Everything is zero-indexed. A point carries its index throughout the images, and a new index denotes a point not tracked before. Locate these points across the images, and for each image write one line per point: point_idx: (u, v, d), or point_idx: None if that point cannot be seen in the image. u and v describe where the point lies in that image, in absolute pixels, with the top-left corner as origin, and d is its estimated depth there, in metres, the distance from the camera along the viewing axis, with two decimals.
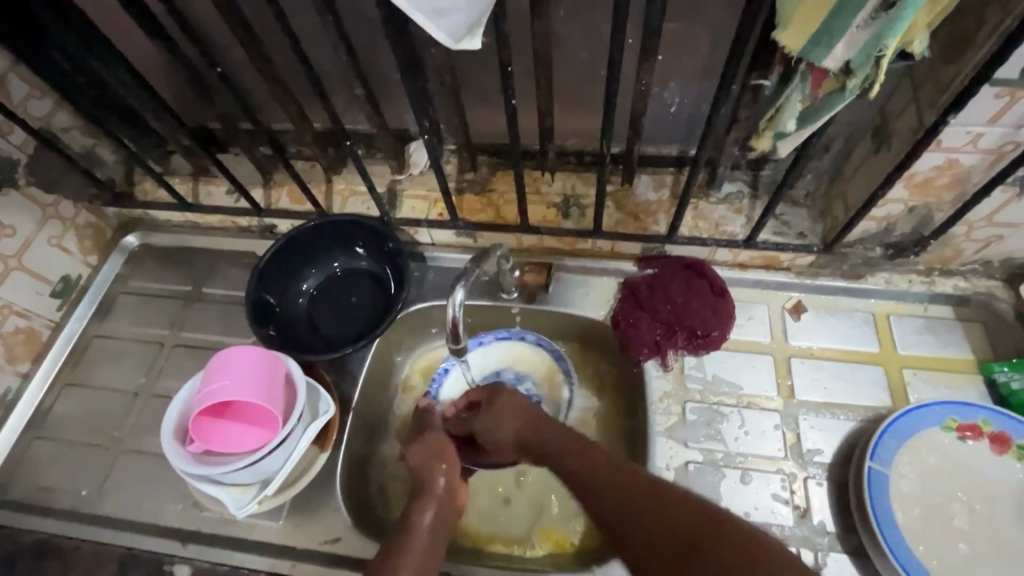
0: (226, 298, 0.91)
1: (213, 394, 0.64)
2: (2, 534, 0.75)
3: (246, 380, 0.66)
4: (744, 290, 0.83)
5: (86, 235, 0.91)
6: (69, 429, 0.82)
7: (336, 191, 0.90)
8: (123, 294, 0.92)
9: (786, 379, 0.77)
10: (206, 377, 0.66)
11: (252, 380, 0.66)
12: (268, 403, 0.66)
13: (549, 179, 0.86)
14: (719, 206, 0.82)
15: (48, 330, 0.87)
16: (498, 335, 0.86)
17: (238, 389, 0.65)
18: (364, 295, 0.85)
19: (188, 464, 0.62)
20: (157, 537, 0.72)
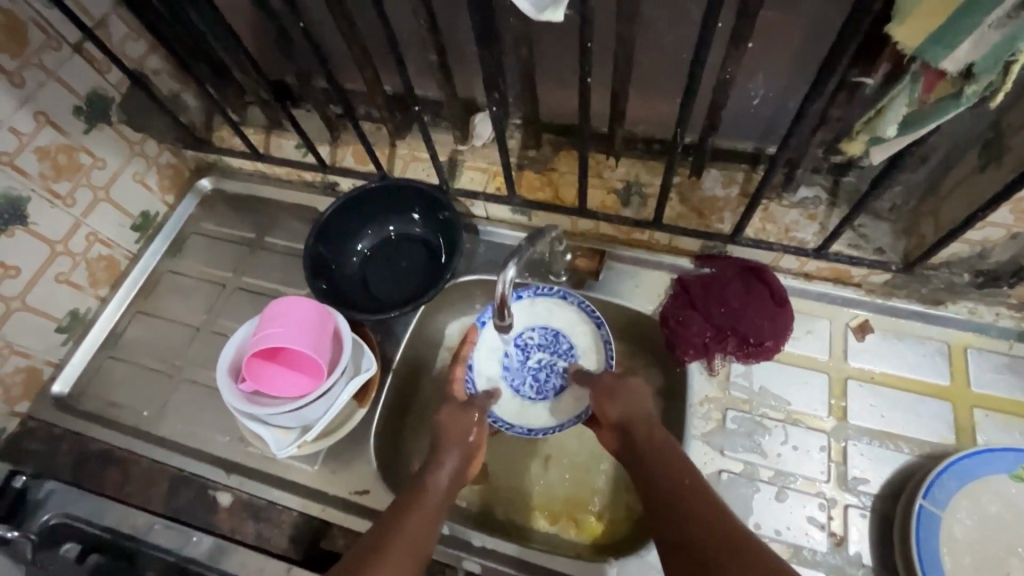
0: (287, 249, 0.95)
1: (265, 340, 0.67)
2: (73, 439, 0.82)
3: (297, 330, 0.68)
4: (806, 301, 0.79)
5: (167, 174, 0.97)
6: (137, 353, 0.89)
7: (398, 155, 0.91)
8: (194, 235, 0.98)
9: (839, 400, 0.73)
10: (259, 323, 0.69)
11: (303, 331, 0.69)
12: (315, 354, 0.68)
13: (613, 163, 0.83)
14: (791, 210, 0.77)
15: (126, 261, 0.93)
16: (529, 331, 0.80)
17: (288, 338, 0.68)
18: (415, 261, 0.87)
19: (239, 402, 0.66)
20: (204, 463, 0.77)
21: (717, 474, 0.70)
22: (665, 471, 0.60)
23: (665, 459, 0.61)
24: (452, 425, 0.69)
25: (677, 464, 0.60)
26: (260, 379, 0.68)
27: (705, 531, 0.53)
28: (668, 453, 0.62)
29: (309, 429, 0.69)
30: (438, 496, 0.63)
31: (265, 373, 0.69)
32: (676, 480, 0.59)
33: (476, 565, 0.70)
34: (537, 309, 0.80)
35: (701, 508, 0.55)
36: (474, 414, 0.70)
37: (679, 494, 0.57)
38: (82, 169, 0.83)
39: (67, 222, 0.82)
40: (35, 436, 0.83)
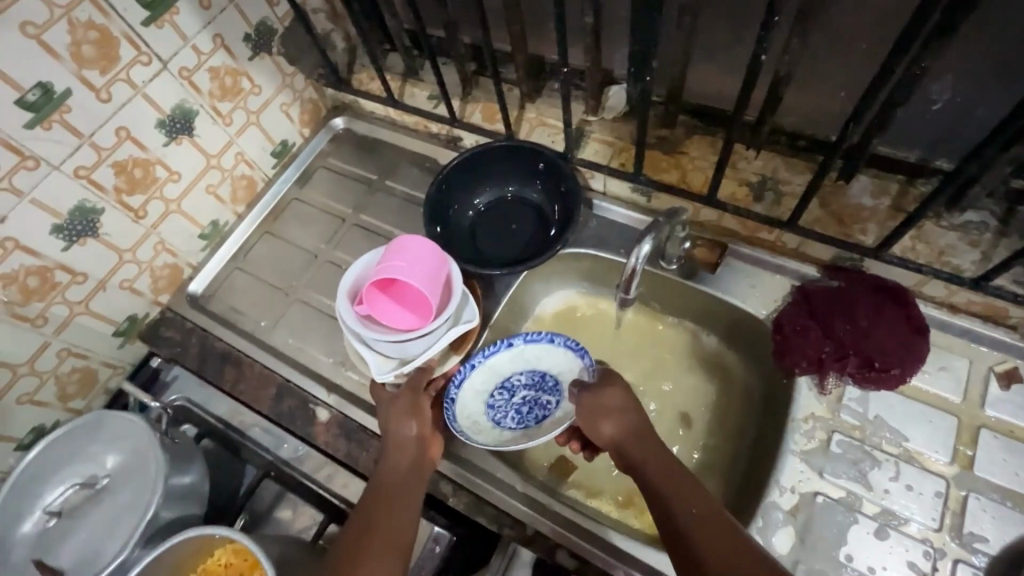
0: (404, 195, 0.99)
1: (389, 271, 0.69)
2: (199, 334, 0.90)
3: (418, 268, 0.70)
4: (946, 334, 0.72)
5: (307, 108, 1.04)
6: (261, 269, 0.96)
7: (525, 118, 0.91)
8: (322, 169, 1.05)
9: (965, 448, 0.66)
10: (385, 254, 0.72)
11: (423, 270, 0.71)
12: (429, 294, 0.70)
13: (750, 155, 0.79)
14: (949, 233, 0.70)
15: (262, 183, 1.01)
16: (510, 368, 0.80)
17: (409, 274, 0.69)
18: (527, 224, 0.88)
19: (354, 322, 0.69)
20: (306, 378, 0.83)
21: (811, 495, 0.66)
22: (663, 481, 0.62)
23: (683, 485, 0.61)
24: (400, 441, 0.69)
25: (672, 471, 0.62)
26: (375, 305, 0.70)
27: (713, 544, 0.56)
28: (664, 460, 0.63)
29: (409, 361, 0.71)
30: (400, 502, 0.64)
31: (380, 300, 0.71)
32: (676, 491, 0.60)
33: (545, 528, 0.69)
34: (502, 359, 0.80)
35: (728, 541, 0.56)
36: (420, 408, 0.71)
37: (679, 509, 0.59)
38: (242, 92, 0.89)
39: (223, 139, 0.90)
40: (170, 326, 0.91)
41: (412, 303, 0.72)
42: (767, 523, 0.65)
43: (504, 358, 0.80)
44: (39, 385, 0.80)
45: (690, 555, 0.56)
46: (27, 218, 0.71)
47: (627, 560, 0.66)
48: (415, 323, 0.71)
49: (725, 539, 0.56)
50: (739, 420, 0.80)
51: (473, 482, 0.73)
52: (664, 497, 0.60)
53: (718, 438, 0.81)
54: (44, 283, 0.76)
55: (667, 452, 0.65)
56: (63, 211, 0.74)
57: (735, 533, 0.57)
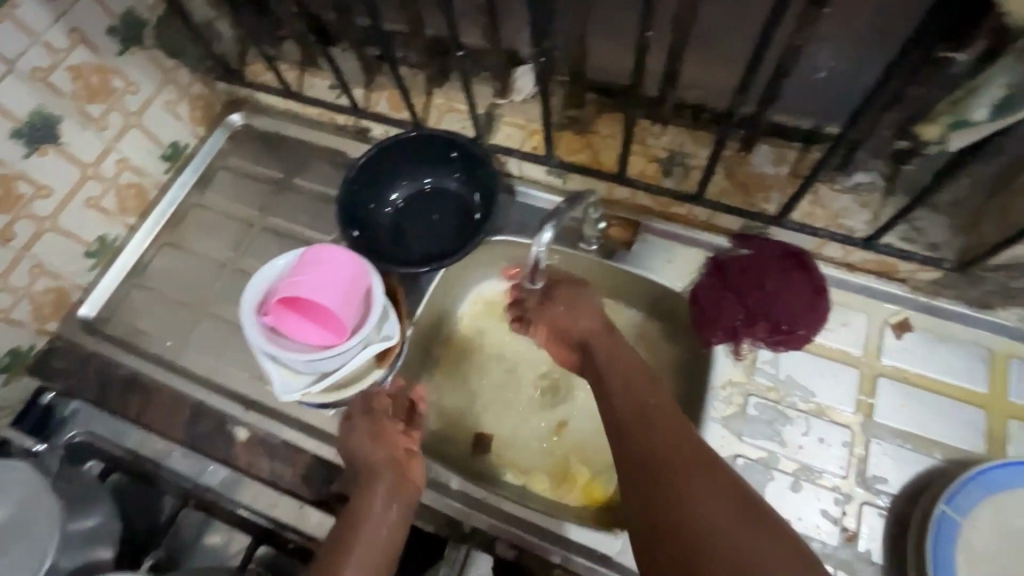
0: (316, 192, 0.94)
1: (297, 289, 0.65)
2: (97, 362, 0.83)
3: (332, 286, 0.66)
4: (846, 292, 0.76)
5: (197, 105, 0.96)
6: (162, 284, 0.89)
7: (434, 104, 0.88)
8: (224, 171, 0.98)
9: (866, 397, 0.71)
10: (295, 268, 0.67)
11: (338, 286, 0.67)
12: (340, 311, 0.66)
13: (658, 131, 0.79)
14: (843, 196, 0.73)
15: (155, 191, 0.93)
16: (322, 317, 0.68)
17: (318, 291, 0.65)
18: (447, 215, 0.85)
19: (260, 340, 0.65)
20: (220, 397, 0.78)
21: (732, 459, 0.69)
22: (630, 438, 0.61)
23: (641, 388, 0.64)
24: (379, 445, 0.69)
25: (642, 425, 0.60)
26: (282, 322, 0.66)
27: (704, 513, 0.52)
28: (637, 415, 0.62)
29: (321, 379, 0.68)
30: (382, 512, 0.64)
31: (291, 316, 0.66)
32: (651, 451, 0.58)
33: (484, 523, 0.69)
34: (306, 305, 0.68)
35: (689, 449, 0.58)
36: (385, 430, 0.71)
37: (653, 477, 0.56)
38: (115, 93, 0.81)
39: (97, 146, 0.81)
40: (63, 356, 0.83)
41: (321, 320, 0.67)
42: None
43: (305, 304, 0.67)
44: None
45: (679, 520, 0.52)
46: None
47: (565, 543, 0.67)
48: (328, 340, 0.67)
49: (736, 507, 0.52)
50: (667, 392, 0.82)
51: None
52: (635, 458, 0.59)
53: None
54: None
55: (651, 405, 0.62)
56: None
57: (745, 502, 0.53)
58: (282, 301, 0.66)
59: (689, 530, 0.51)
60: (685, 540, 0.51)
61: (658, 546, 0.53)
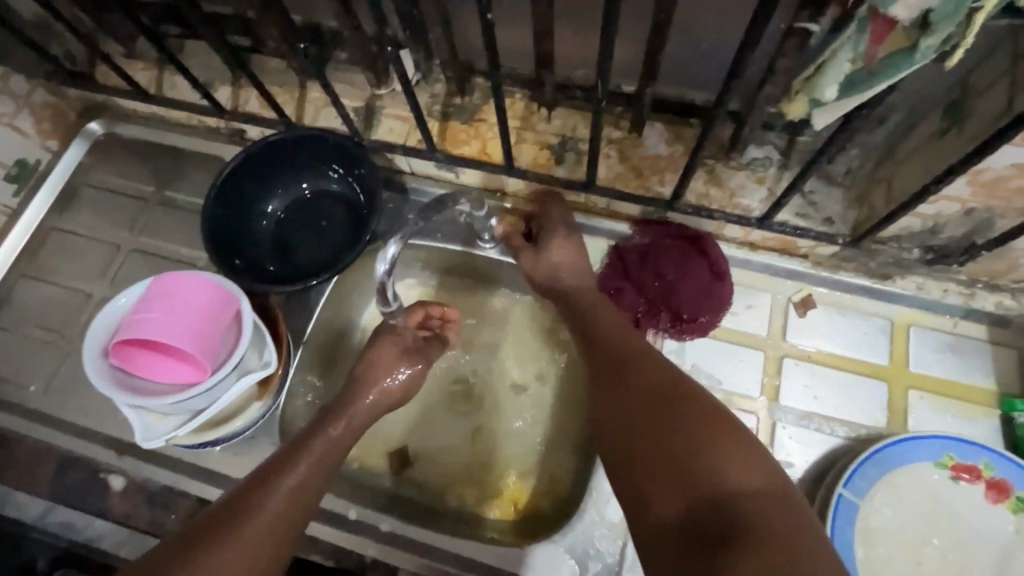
0: (191, 204, 0.85)
1: (142, 328, 0.58)
2: None
3: (185, 319, 0.59)
4: (749, 272, 0.73)
5: (44, 115, 0.85)
6: (21, 321, 0.80)
7: (309, 99, 0.80)
8: (87, 187, 0.88)
9: (772, 379, 0.69)
10: (141, 304, 0.60)
11: (192, 318, 0.60)
12: (198, 344, 0.59)
13: (547, 114, 0.74)
14: (739, 172, 0.69)
15: (4, 217, 0.83)
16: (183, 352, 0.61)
17: (169, 325, 0.58)
18: (333, 220, 0.78)
19: (111, 389, 0.58)
20: (92, 443, 0.71)
21: None
22: (612, 378, 0.55)
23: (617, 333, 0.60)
24: (297, 460, 0.58)
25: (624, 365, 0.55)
26: (134, 365, 0.59)
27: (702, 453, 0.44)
28: (638, 355, 0.56)
29: (190, 419, 0.61)
30: (267, 533, 0.52)
31: (143, 358, 0.59)
32: (649, 383, 0.52)
33: (386, 552, 0.65)
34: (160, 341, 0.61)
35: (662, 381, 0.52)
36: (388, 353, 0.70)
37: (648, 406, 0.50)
38: None
39: None
40: None
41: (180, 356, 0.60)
42: (598, 495, 0.66)
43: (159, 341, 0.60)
44: None
45: (676, 451, 0.45)
46: None
47: (471, 565, 0.64)
48: (191, 378, 0.60)
49: (734, 443, 0.45)
50: (581, 388, 0.79)
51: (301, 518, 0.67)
52: (633, 388, 0.52)
53: (564, 410, 0.79)
54: None
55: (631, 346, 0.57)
56: None
57: (748, 443, 0.45)
58: (130, 343, 0.59)
59: (676, 458, 0.45)
60: (679, 474, 0.44)
61: (644, 477, 0.46)
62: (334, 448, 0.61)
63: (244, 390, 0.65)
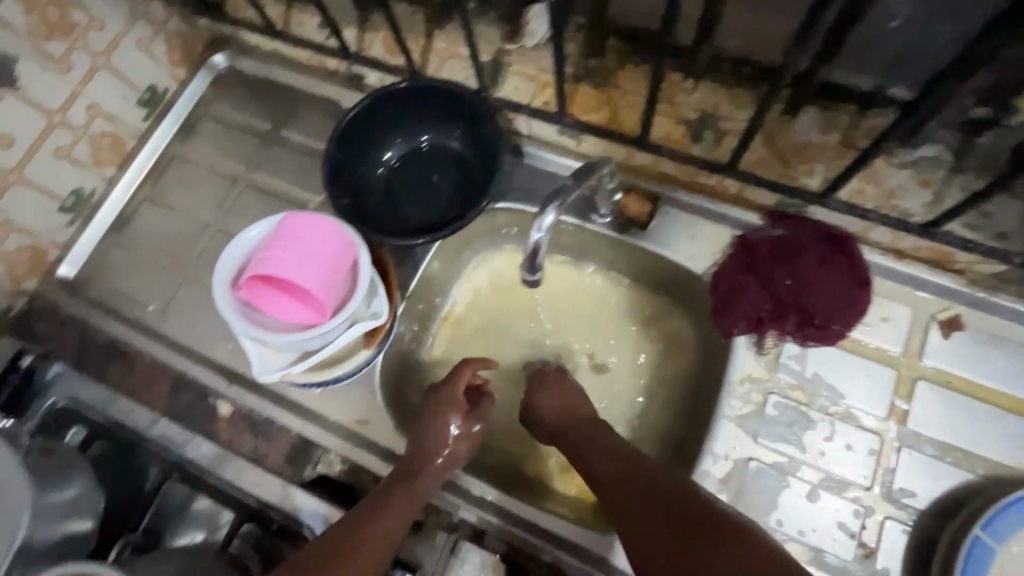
0: (305, 146, 0.86)
1: (273, 267, 0.58)
2: (76, 324, 0.78)
3: (312, 261, 0.59)
4: (889, 283, 0.67)
5: (176, 44, 0.87)
6: (142, 243, 0.83)
7: (434, 49, 0.77)
8: (205, 119, 0.90)
9: (902, 401, 0.63)
10: (270, 242, 0.60)
11: (318, 261, 0.60)
12: (321, 288, 0.60)
13: (689, 87, 0.69)
14: (900, 171, 0.63)
15: (133, 141, 0.86)
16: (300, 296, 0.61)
17: (298, 266, 0.59)
18: (446, 177, 0.77)
19: (236, 321, 0.59)
20: (204, 367, 0.74)
21: (744, 462, 0.63)
22: (617, 518, 0.57)
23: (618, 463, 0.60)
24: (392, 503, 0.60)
25: (621, 503, 0.57)
26: (260, 302, 0.60)
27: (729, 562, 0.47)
28: (652, 488, 0.56)
29: (304, 359, 0.63)
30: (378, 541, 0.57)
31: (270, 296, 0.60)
32: (664, 518, 0.53)
33: (474, 514, 0.66)
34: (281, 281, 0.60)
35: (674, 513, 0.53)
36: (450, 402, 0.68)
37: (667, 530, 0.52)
38: (76, 29, 0.73)
39: (63, 89, 0.74)
40: (43, 317, 0.79)
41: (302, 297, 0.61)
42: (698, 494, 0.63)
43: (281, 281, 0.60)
44: None
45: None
46: None
47: (559, 540, 0.63)
48: (312, 320, 0.60)
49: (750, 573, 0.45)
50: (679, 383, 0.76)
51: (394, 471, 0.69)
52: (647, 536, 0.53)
53: (655, 402, 0.76)
54: None
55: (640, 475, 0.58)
56: None
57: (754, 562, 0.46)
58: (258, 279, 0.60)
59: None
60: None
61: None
62: (445, 463, 0.65)
63: (352, 338, 0.66)
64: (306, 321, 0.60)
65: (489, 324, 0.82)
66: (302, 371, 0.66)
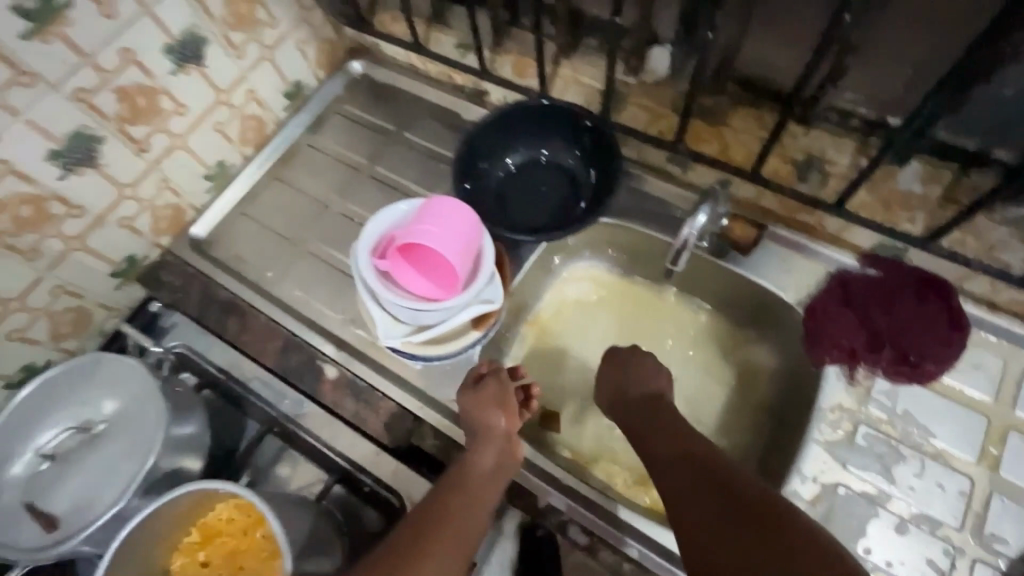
0: (425, 148, 0.94)
1: (416, 237, 0.64)
2: (200, 280, 0.85)
3: (449, 239, 0.65)
4: (983, 333, 0.69)
5: (324, 49, 0.97)
6: (268, 216, 0.91)
7: (559, 75, 0.85)
8: (336, 115, 0.99)
9: (993, 447, 0.65)
10: (415, 216, 0.67)
11: (454, 240, 0.65)
12: (453, 264, 0.65)
13: (800, 131, 0.73)
14: (1002, 228, 0.65)
15: (272, 126, 0.95)
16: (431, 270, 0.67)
17: (437, 241, 0.64)
18: (555, 188, 0.83)
19: (373, 281, 0.66)
20: (315, 334, 0.79)
21: (832, 486, 0.64)
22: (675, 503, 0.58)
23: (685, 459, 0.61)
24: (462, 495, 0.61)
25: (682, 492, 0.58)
26: (396, 268, 0.66)
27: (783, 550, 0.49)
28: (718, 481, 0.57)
29: (421, 331, 0.68)
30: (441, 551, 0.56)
31: (404, 264, 0.66)
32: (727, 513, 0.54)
33: (561, 503, 0.67)
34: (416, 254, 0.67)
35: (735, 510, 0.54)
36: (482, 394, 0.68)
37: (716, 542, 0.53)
38: (257, 24, 0.83)
39: (234, 73, 0.83)
40: (171, 270, 0.86)
41: (432, 270, 0.66)
42: None
43: (417, 253, 0.67)
44: (30, 322, 0.74)
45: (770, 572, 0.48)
46: (21, 140, 0.64)
47: (645, 538, 0.65)
48: (437, 292, 0.66)
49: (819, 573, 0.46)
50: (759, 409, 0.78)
51: None
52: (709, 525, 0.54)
53: (734, 424, 0.78)
54: (38, 213, 0.69)
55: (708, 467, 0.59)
56: (59, 134, 0.67)
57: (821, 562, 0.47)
58: (399, 247, 0.66)
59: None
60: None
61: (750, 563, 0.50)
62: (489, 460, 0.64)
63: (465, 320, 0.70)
64: (432, 294, 0.66)
65: (576, 331, 0.87)
66: (416, 342, 0.71)
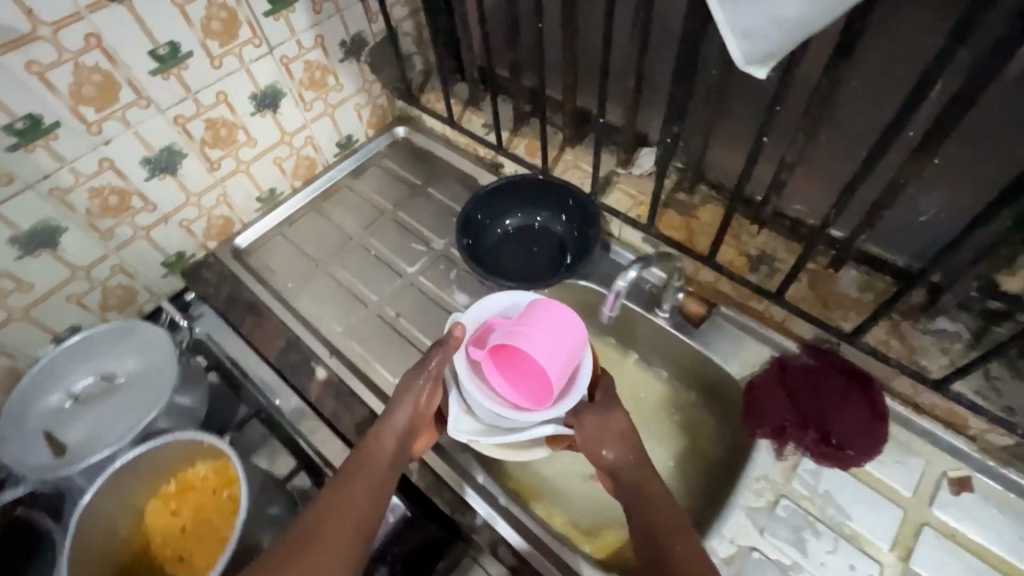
0: (443, 203, 1.10)
1: (514, 338, 0.63)
2: (232, 281, 0.99)
3: (549, 349, 0.62)
4: (907, 432, 0.75)
5: (376, 113, 1.17)
6: (301, 238, 1.06)
7: (562, 159, 1.01)
8: (376, 167, 1.17)
9: (906, 539, 0.68)
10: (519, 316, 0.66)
11: (554, 351, 0.62)
12: (549, 376, 0.62)
13: (754, 231, 0.87)
14: (926, 337, 0.74)
15: (321, 167, 1.14)
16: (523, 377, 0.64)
17: (536, 349, 0.62)
18: (545, 250, 0.96)
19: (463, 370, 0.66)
20: (316, 340, 0.91)
21: (747, 549, 0.69)
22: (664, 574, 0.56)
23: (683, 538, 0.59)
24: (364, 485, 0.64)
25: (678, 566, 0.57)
26: (484, 360, 0.65)
27: None
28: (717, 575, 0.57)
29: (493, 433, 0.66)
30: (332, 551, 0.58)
31: (496, 361, 0.65)
32: None
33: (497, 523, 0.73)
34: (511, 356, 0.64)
35: None
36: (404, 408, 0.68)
37: None
38: (326, 87, 1.03)
39: (299, 120, 1.03)
40: (211, 270, 1.01)
41: (522, 374, 0.64)
42: None
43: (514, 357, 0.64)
44: (87, 290, 0.89)
45: None
46: (125, 146, 0.81)
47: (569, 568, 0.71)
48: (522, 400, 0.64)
49: None
50: (700, 474, 0.84)
51: (438, 462, 0.79)
52: None
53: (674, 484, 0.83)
54: (121, 203, 0.85)
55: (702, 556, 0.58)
56: (155, 147, 0.85)
57: None
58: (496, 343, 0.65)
59: None
60: None
61: None
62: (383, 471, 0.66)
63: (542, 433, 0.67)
64: (515, 399, 0.64)
65: None
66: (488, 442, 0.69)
